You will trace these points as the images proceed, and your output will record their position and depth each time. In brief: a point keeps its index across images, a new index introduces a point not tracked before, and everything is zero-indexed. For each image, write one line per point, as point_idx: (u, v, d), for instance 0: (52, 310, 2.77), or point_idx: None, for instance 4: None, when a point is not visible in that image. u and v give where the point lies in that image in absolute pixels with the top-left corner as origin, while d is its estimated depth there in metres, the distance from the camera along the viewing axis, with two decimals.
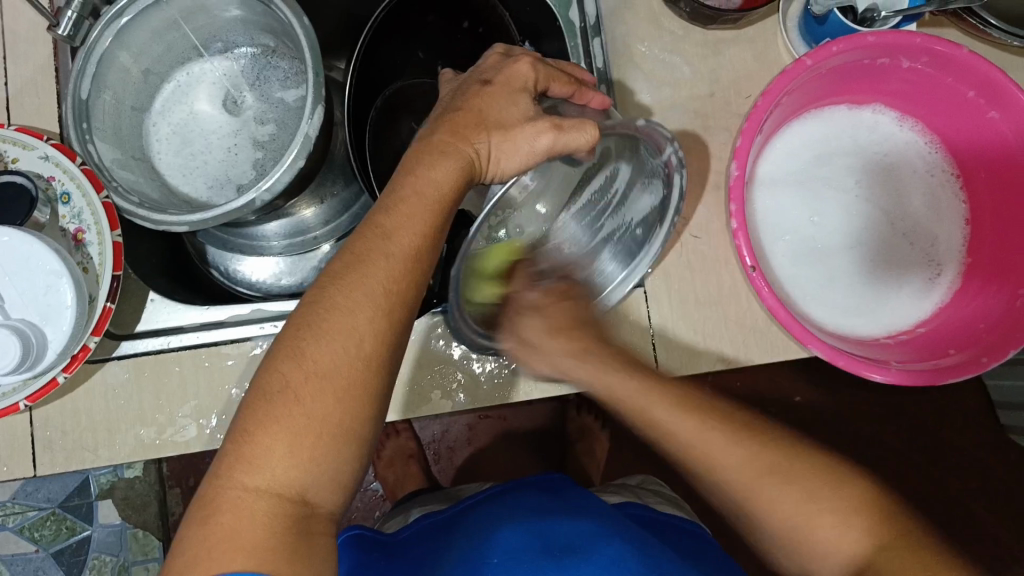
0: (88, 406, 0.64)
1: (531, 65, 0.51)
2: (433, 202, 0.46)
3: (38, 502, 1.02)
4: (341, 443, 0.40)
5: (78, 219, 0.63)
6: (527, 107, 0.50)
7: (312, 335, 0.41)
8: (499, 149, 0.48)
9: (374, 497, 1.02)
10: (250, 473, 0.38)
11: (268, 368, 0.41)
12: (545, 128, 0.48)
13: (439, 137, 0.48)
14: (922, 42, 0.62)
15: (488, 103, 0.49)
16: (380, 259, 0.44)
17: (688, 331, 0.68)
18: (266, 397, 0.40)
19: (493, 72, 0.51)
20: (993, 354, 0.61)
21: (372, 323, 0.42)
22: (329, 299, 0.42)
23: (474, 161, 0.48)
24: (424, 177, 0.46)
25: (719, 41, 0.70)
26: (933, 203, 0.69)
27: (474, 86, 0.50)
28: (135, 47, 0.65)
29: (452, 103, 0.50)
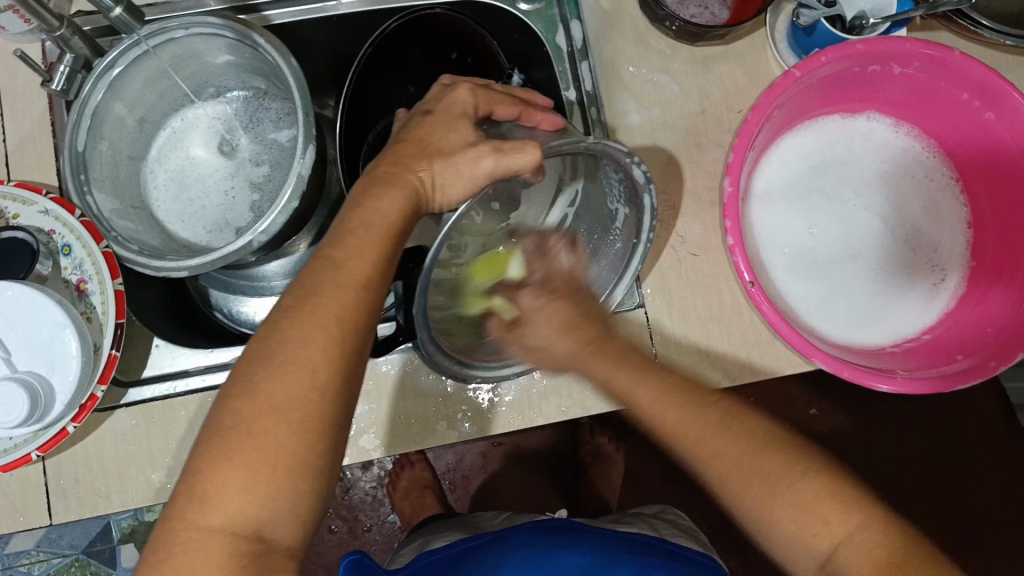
0: (99, 452, 0.64)
1: (467, 92, 0.54)
2: (382, 230, 0.49)
3: (62, 549, 1.04)
4: (296, 474, 0.43)
5: (79, 269, 0.64)
6: (467, 132, 0.52)
7: (265, 370, 0.44)
8: (441, 175, 0.50)
9: (392, 530, 1.02)
10: (204, 511, 0.41)
11: (224, 404, 0.44)
12: (486, 151, 0.49)
13: (383, 170, 0.51)
14: (912, 48, 0.61)
15: (430, 133, 0.52)
16: (330, 290, 0.46)
17: (694, 350, 0.66)
18: (220, 435, 0.43)
19: (435, 104, 0.54)
20: (1001, 357, 0.60)
21: (325, 352, 0.45)
22: (281, 334, 0.45)
23: (417, 188, 0.50)
24: (372, 208, 0.49)
25: (707, 57, 0.70)
26: (933, 208, 0.69)
27: (417, 118, 0.54)
28: (128, 97, 0.66)
29: (397, 137, 0.54)
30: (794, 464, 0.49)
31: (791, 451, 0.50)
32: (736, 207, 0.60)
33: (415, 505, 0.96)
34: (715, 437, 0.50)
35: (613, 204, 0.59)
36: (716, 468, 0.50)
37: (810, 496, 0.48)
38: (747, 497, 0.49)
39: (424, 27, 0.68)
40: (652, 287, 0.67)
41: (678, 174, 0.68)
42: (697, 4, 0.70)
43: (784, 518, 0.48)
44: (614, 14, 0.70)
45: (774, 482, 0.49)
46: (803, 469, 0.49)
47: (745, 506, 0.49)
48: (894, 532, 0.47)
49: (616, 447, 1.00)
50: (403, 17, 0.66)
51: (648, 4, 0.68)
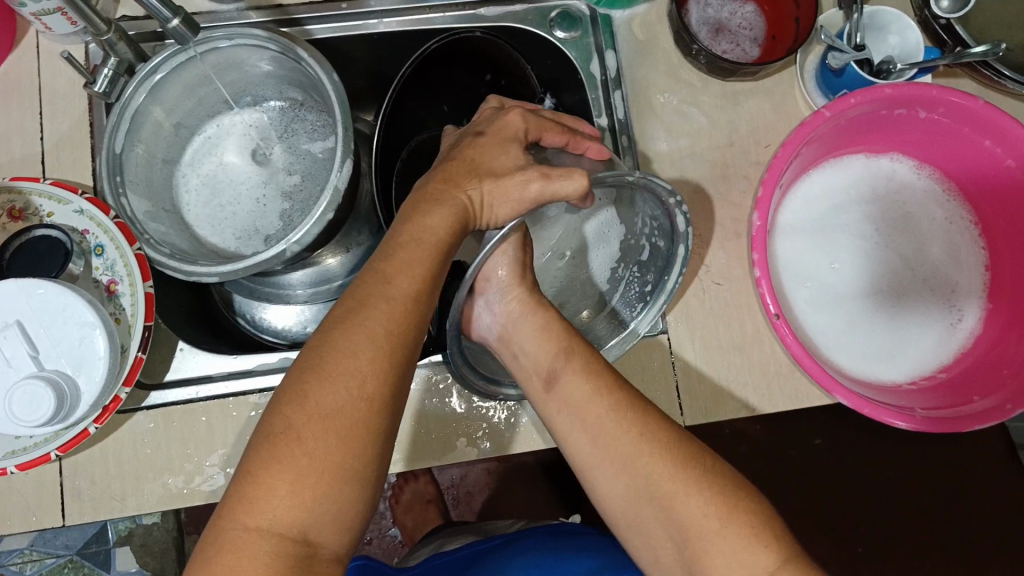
0: (117, 454, 0.64)
1: (521, 116, 0.55)
2: (431, 246, 0.49)
3: (56, 549, 1.04)
4: (343, 481, 0.43)
5: (110, 270, 0.64)
6: (517, 155, 0.53)
7: (316, 378, 0.44)
8: (490, 195, 0.51)
9: (392, 543, 1.04)
10: (252, 513, 0.42)
11: (273, 411, 0.44)
12: (535, 176, 0.50)
13: (435, 186, 0.51)
14: (937, 94, 0.63)
15: (481, 154, 0.53)
16: (381, 302, 0.47)
17: (713, 379, 0.67)
18: (270, 439, 0.43)
19: (487, 125, 0.55)
20: (1017, 401, 0.61)
21: (374, 363, 0.45)
22: (331, 344, 0.45)
23: (466, 207, 0.51)
24: (421, 224, 0.50)
25: (737, 92, 0.71)
26: (952, 250, 0.70)
27: (468, 138, 0.54)
28: (167, 101, 0.67)
29: (447, 156, 0.54)
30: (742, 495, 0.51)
31: (726, 477, 0.52)
32: (763, 240, 0.61)
33: (417, 520, 0.99)
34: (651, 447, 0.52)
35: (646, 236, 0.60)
36: (659, 476, 0.51)
37: (748, 524, 0.50)
38: (693, 505, 0.50)
39: (467, 51, 0.70)
40: (674, 314, 0.68)
41: (703, 205, 0.69)
42: (729, 41, 0.71)
43: (719, 547, 0.49)
44: (648, 44, 0.72)
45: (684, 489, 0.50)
46: (747, 496, 0.51)
47: (689, 518, 0.50)
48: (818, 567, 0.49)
49: None
50: (445, 37, 0.67)
51: (682, 38, 0.69)
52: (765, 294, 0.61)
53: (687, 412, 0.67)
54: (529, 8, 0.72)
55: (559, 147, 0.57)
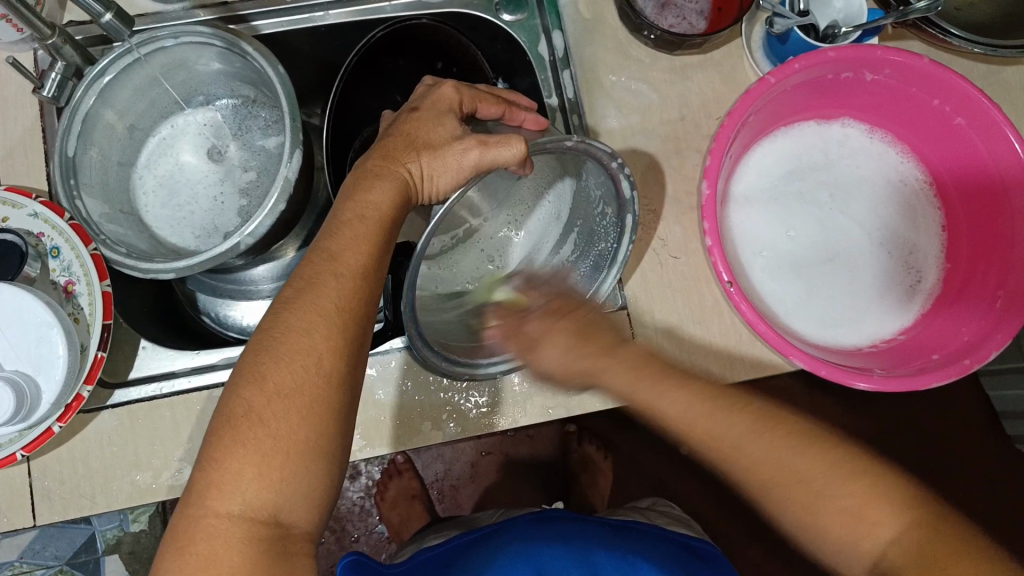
0: (83, 454, 0.65)
1: (455, 88, 0.54)
2: (376, 222, 0.49)
3: (46, 560, 1.04)
4: (308, 458, 0.43)
5: (68, 271, 0.64)
6: (453, 126, 0.52)
7: (271, 358, 0.44)
8: (429, 167, 0.51)
9: (379, 540, 1.04)
10: (222, 498, 0.41)
11: (231, 396, 0.44)
12: (472, 144, 0.49)
13: (373, 163, 0.51)
14: (882, 55, 0.63)
15: (418, 128, 0.53)
16: (330, 280, 0.46)
17: (675, 350, 0.67)
18: (231, 423, 0.42)
19: (421, 101, 0.55)
20: (974, 355, 0.61)
21: (329, 339, 0.45)
22: (284, 324, 0.45)
23: (406, 180, 0.51)
24: (362, 201, 0.49)
25: (686, 66, 0.72)
26: (908, 213, 0.70)
27: (404, 115, 0.54)
28: (118, 104, 0.67)
29: (387, 133, 0.54)
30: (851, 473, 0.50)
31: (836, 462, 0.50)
32: (714, 209, 0.61)
33: (402, 517, 1.00)
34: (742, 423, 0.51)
35: (598, 208, 0.59)
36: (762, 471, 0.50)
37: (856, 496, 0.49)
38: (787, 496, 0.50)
39: (415, 37, 0.71)
40: (633, 288, 0.68)
41: (656, 179, 0.69)
42: (675, 15, 0.72)
43: (857, 513, 0.48)
44: (595, 22, 0.72)
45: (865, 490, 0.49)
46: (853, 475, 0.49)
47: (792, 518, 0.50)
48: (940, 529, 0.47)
49: (604, 456, 1.04)
50: (390, 25, 0.67)
51: (627, 14, 0.69)
52: (717, 262, 0.61)
53: None
54: None
55: (496, 119, 0.56)
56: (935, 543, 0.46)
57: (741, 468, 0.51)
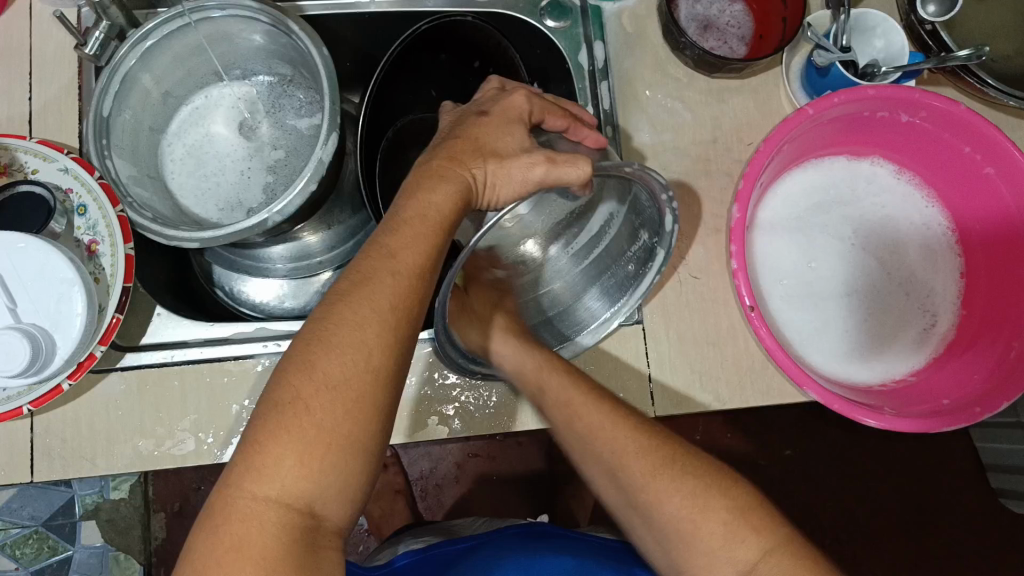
0: (88, 414, 0.64)
1: (525, 97, 0.53)
2: (436, 224, 0.47)
3: (22, 519, 1.03)
4: (350, 451, 0.42)
5: (92, 231, 0.64)
6: (522, 137, 0.51)
7: (322, 348, 0.42)
8: (494, 175, 0.49)
9: (358, 532, 1.05)
10: (261, 484, 0.40)
11: (278, 382, 0.42)
12: (540, 160, 0.49)
13: (437, 162, 0.49)
14: (921, 98, 0.64)
15: (483, 133, 0.51)
16: (386, 275, 0.44)
17: (686, 369, 0.68)
18: (276, 409, 0.41)
19: (491, 105, 0.53)
20: (984, 404, 0.61)
21: (381, 336, 0.43)
22: (337, 315, 0.43)
23: (470, 185, 0.48)
24: (424, 201, 0.47)
25: (722, 89, 0.72)
26: (929, 256, 0.70)
27: (471, 117, 0.52)
28: (157, 69, 0.67)
29: (449, 134, 0.52)
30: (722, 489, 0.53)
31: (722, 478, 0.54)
32: (742, 233, 0.61)
33: (385, 509, 1.00)
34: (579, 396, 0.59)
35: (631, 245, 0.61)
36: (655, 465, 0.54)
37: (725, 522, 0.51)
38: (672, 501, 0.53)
39: (455, 35, 0.71)
40: (651, 304, 0.68)
41: (683, 198, 0.70)
42: (716, 38, 0.72)
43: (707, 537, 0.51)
44: (637, 37, 0.72)
45: (700, 491, 0.53)
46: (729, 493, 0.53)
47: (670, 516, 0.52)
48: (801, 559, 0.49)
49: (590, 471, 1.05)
50: (435, 20, 0.67)
51: (670, 31, 0.70)
52: (741, 287, 0.61)
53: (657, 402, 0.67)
54: None
55: (558, 133, 0.56)
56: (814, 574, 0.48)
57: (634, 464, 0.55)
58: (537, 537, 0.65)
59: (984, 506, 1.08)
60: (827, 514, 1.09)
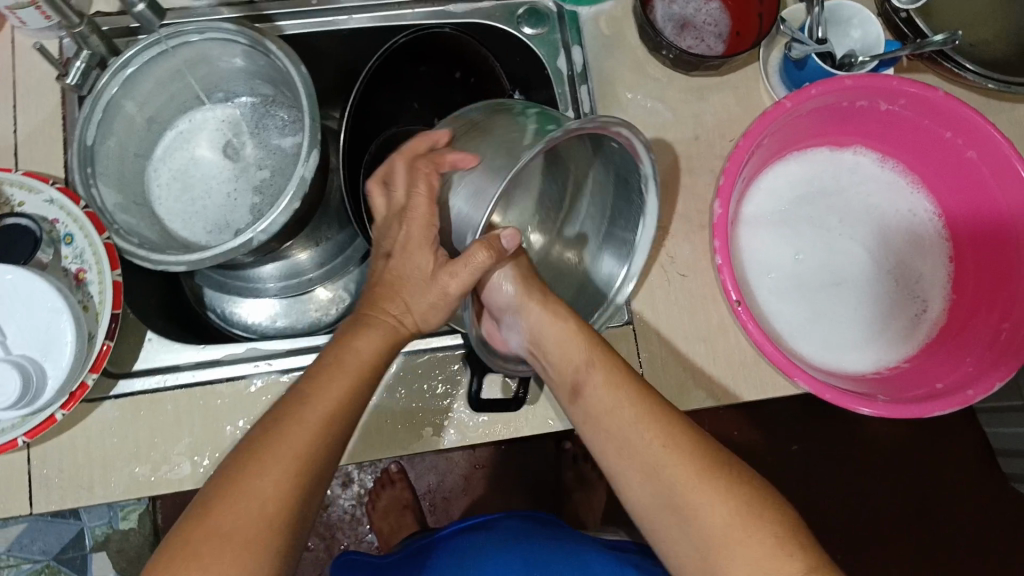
0: (84, 443, 0.64)
1: (410, 199, 0.55)
2: (379, 343, 0.53)
3: (33, 553, 1.03)
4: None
5: (79, 258, 0.64)
6: (421, 261, 0.54)
7: (238, 470, 0.46)
8: (419, 316, 0.55)
9: (369, 549, 1.04)
10: (234, 510, 0.44)
11: (195, 505, 0.46)
12: (445, 279, 0.53)
13: (367, 363, 0.53)
14: (897, 85, 0.64)
15: (394, 280, 0.55)
16: (362, 340, 0.52)
17: (680, 368, 0.67)
18: (186, 532, 0.44)
19: (386, 242, 0.56)
20: (977, 386, 0.61)
21: (298, 459, 0.46)
22: (260, 436, 0.47)
23: (397, 330, 0.54)
24: (348, 346, 0.52)
25: (702, 87, 0.72)
26: (916, 242, 0.70)
27: (379, 264, 0.56)
28: (139, 96, 0.68)
29: (366, 290, 0.56)
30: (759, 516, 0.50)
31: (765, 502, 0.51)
32: (725, 229, 0.62)
33: (393, 526, 0.98)
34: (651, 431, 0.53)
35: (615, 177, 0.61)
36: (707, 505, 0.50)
37: (767, 546, 0.49)
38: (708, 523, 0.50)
39: (434, 46, 0.71)
40: (641, 305, 0.68)
41: (668, 197, 0.70)
42: (694, 37, 0.73)
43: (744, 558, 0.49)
44: (615, 38, 0.73)
45: (739, 528, 0.49)
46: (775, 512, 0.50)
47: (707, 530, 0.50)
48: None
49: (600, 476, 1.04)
50: (413, 32, 0.68)
51: (646, 33, 0.70)
52: (727, 283, 0.61)
53: None
54: (497, 5, 0.74)
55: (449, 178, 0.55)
56: None
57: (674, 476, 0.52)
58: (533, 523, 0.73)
59: (991, 489, 1.08)
60: (836, 506, 1.08)
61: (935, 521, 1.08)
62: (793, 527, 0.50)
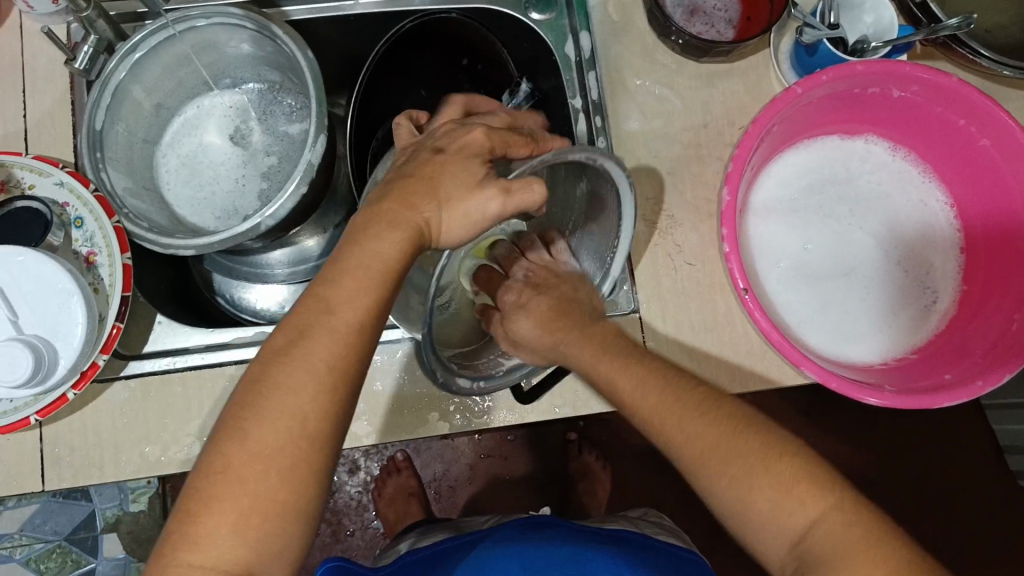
0: (95, 423, 0.65)
1: (484, 135, 0.50)
2: (385, 266, 0.45)
3: (45, 534, 1.05)
4: (286, 521, 0.41)
5: (90, 242, 0.65)
6: (478, 172, 0.48)
7: (252, 413, 0.42)
8: (448, 221, 0.47)
9: (375, 535, 1.05)
10: (215, 512, 0.40)
11: (210, 450, 0.42)
12: (495, 194, 0.47)
13: (387, 207, 0.46)
14: (911, 72, 0.63)
15: (439, 172, 0.48)
16: (343, 294, 0.45)
17: (685, 356, 0.67)
18: (207, 479, 0.41)
19: (445, 141, 0.49)
20: (987, 377, 0.60)
21: (316, 399, 0.43)
22: (270, 377, 0.43)
23: (422, 229, 0.47)
24: (371, 248, 0.45)
25: (712, 74, 0.72)
26: (926, 232, 0.69)
27: (425, 154, 0.49)
28: (147, 82, 0.68)
29: (401, 171, 0.49)
30: (775, 453, 0.48)
31: (778, 442, 0.49)
32: (733, 216, 0.61)
33: (399, 513, 0.98)
34: (665, 404, 0.51)
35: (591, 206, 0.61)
36: (715, 454, 0.49)
37: (784, 478, 0.47)
38: (724, 471, 0.48)
39: (441, 32, 0.71)
40: (647, 293, 0.68)
41: (676, 185, 0.69)
42: (704, 23, 0.72)
43: (764, 504, 0.47)
44: (623, 24, 0.72)
45: (760, 469, 0.47)
46: (791, 449, 0.49)
47: (722, 487, 0.48)
48: (864, 516, 0.45)
49: (603, 466, 1.04)
50: (420, 17, 0.68)
51: (655, 18, 0.70)
52: (735, 271, 0.60)
53: None
54: None
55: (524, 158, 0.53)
56: (877, 526, 0.45)
57: (685, 442, 0.50)
58: (534, 530, 0.64)
59: (998, 485, 1.07)
60: None
61: (942, 515, 1.07)
62: (813, 470, 0.47)
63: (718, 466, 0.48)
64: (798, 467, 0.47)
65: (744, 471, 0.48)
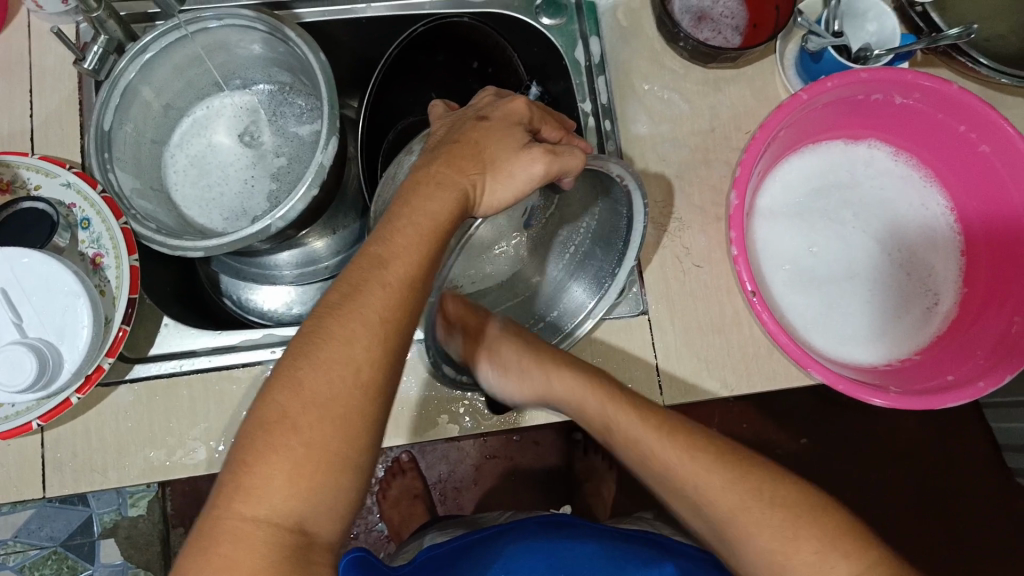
0: (98, 427, 0.64)
1: (525, 104, 0.53)
2: (433, 231, 0.47)
3: (41, 540, 1.03)
4: (334, 475, 0.43)
5: (96, 243, 0.64)
6: (521, 138, 0.51)
7: (308, 365, 0.43)
8: (493, 182, 0.50)
9: (378, 538, 1.05)
10: (248, 502, 0.41)
11: (265, 400, 0.43)
12: (539, 156, 0.50)
13: (435, 168, 0.49)
14: (913, 79, 0.64)
15: (484, 138, 0.51)
16: (377, 289, 0.45)
17: (694, 357, 0.68)
18: (263, 428, 0.42)
19: (491, 110, 0.53)
20: (988, 379, 0.61)
21: (369, 351, 0.44)
22: (326, 331, 0.44)
23: (469, 192, 0.49)
24: (419, 209, 0.48)
25: (718, 80, 0.73)
26: (927, 236, 0.71)
27: (470, 121, 0.52)
28: (156, 82, 0.68)
29: (448, 136, 0.52)
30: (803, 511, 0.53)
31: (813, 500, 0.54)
32: (741, 219, 0.62)
33: (403, 515, 1.00)
34: (702, 465, 0.56)
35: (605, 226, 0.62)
36: (747, 512, 0.53)
37: (817, 545, 0.51)
38: (762, 529, 0.52)
39: (452, 35, 0.72)
40: (655, 295, 0.69)
41: (684, 188, 0.70)
42: (711, 29, 0.73)
43: (800, 562, 0.51)
44: (632, 30, 0.73)
45: (796, 525, 0.52)
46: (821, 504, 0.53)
47: (760, 547, 0.52)
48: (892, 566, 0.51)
49: (609, 466, 1.04)
50: (432, 20, 0.68)
51: (664, 24, 0.71)
52: (743, 273, 0.61)
53: (665, 392, 0.67)
54: None
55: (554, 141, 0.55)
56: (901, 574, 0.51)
57: (706, 487, 0.55)
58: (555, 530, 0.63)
59: (996, 488, 1.08)
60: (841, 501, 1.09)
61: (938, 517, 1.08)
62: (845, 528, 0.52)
63: (758, 523, 0.53)
64: (827, 526, 0.52)
65: (781, 532, 0.52)
